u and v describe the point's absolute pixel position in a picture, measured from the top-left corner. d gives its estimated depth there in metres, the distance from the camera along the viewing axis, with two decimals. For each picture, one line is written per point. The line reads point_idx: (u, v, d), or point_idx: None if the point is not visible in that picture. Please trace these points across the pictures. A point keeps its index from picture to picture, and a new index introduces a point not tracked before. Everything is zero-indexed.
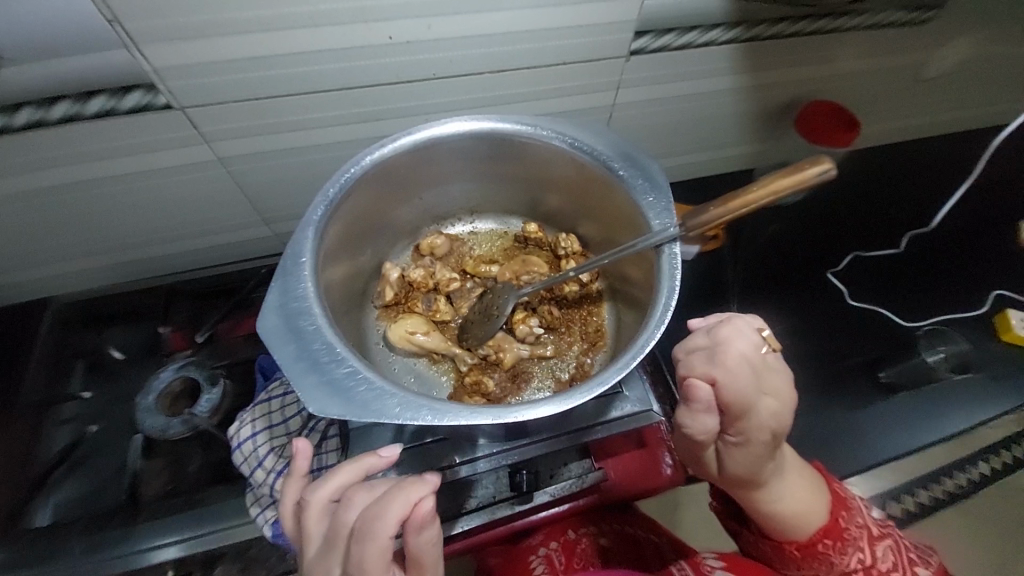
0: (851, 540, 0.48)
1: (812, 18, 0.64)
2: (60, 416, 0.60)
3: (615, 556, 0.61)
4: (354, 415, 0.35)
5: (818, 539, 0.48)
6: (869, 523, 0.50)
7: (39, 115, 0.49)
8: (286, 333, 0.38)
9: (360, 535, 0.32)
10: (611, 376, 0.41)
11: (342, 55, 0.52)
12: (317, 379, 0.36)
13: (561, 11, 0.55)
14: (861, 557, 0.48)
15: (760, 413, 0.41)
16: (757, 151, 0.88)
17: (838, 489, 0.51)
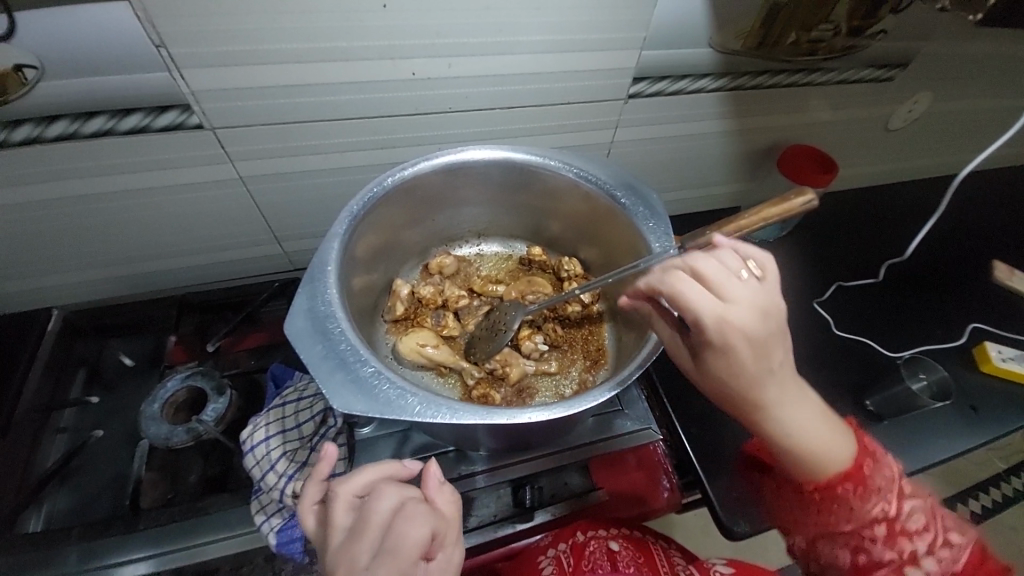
0: (876, 489, 0.46)
1: (788, 72, 0.72)
2: (59, 423, 0.59)
3: (627, 560, 0.58)
4: (378, 410, 0.37)
5: (836, 482, 0.46)
6: (898, 480, 0.47)
7: (77, 128, 0.51)
8: (312, 333, 0.40)
9: (398, 517, 0.35)
10: (630, 373, 0.45)
11: (367, 87, 0.57)
12: (343, 377, 0.38)
13: (568, 57, 0.61)
14: (886, 507, 0.45)
15: (710, 308, 0.39)
16: (742, 190, 0.95)
17: (866, 442, 0.49)
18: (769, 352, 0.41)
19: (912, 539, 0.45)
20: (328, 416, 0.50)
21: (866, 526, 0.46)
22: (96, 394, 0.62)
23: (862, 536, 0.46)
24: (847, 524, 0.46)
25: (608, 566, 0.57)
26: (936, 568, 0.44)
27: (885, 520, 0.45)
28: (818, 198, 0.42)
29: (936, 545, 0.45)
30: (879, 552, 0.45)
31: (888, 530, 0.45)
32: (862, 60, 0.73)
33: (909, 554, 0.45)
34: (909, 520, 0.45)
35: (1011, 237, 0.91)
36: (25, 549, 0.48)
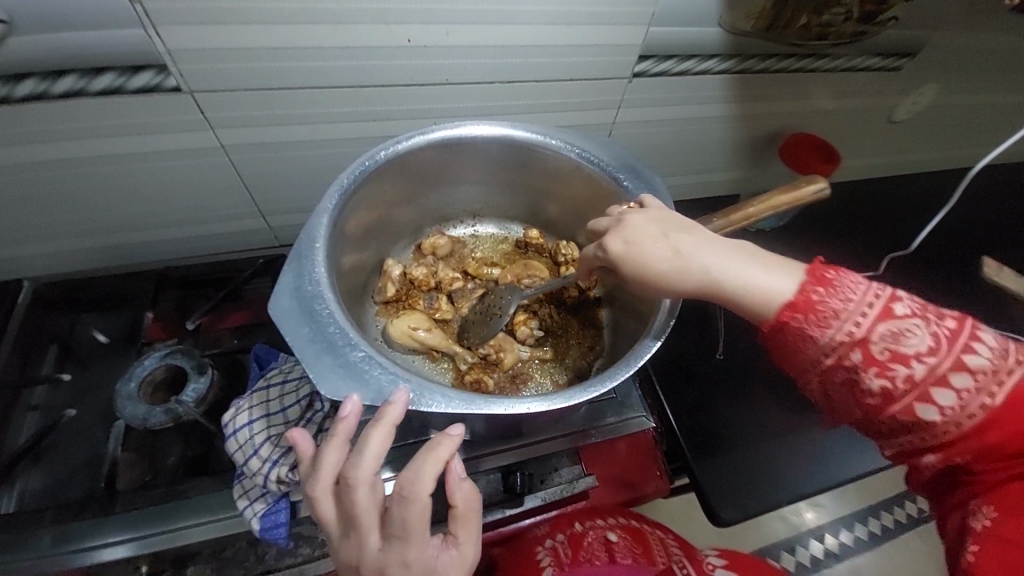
0: (833, 313, 0.39)
1: (798, 57, 0.70)
2: (30, 401, 0.56)
3: (623, 551, 0.61)
4: (369, 398, 0.35)
5: (783, 314, 0.40)
6: (872, 296, 0.39)
7: (45, 87, 0.47)
8: (299, 314, 0.38)
9: (399, 497, 0.31)
10: (648, 346, 0.44)
11: (359, 53, 0.53)
12: (332, 361, 0.36)
13: (572, 30, 0.58)
14: (849, 327, 0.39)
15: (618, 248, 0.44)
16: (742, 178, 0.93)
17: (823, 268, 0.41)
18: (681, 245, 0.43)
19: (908, 364, 0.38)
20: (314, 400, 0.48)
21: (840, 355, 0.39)
22: (68, 370, 0.59)
23: (846, 370, 0.40)
24: (822, 361, 0.40)
25: (605, 557, 0.60)
26: (953, 402, 0.37)
27: (859, 339, 0.38)
28: (829, 186, 0.44)
29: (944, 376, 0.37)
30: (869, 383, 0.39)
31: (870, 353, 0.38)
32: (873, 47, 0.71)
33: (906, 382, 0.38)
34: (896, 342, 0.38)
35: (1002, 234, 0.92)
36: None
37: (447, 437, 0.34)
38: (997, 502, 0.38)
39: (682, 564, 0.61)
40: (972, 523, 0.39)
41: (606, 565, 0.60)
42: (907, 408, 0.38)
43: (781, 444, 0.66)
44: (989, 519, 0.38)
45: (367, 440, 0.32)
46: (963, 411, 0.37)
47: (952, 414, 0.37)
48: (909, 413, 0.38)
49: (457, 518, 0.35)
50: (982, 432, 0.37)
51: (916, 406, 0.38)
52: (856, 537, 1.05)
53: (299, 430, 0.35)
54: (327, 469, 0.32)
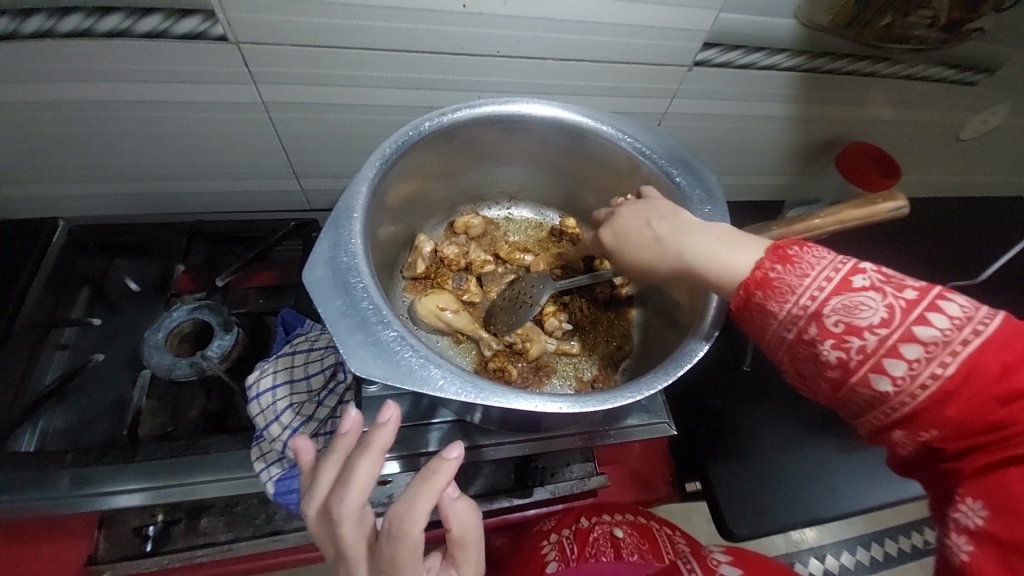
0: (789, 287, 0.37)
1: (872, 60, 0.64)
2: (59, 340, 0.57)
3: (630, 547, 0.59)
4: (395, 380, 0.34)
5: (741, 294, 0.39)
6: (830, 270, 0.36)
7: (92, 24, 0.46)
8: (333, 286, 0.37)
9: (388, 536, 0.30)
10: (697, 347, 0.43)
11: (409, 15, 0.51)
12: (364, 338, 0.35)
13: (636, 8, 0.54)
14: (804, 300, 0.36)
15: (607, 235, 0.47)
16: (789, 184, 0.89)
17: (787, 245, 0.39)
18: (661, 232, 0.44)
19: (862, 336, 0.35)
20: (338, 370, 0.48)
21: (797, 329, 0.37)
22: (99, 315, 0.60)
23: (803, 345, 0.37)
24: (779, 336, 0.38)
25: (612, 553, 0.58)
26: (907, 374, 0.34)
27: (814, 312, 0.36)
28: (907, 205, 0.41)
29: (896, 347, 0.34)
30: (824, 358, 0.36)
31: (823, 327, 0.36)
32: (959, 57, 0.65)
33: (862, 355, 0.35)
34: (850, 315, 0.35)
35: None
36: (11, 469, 0.46)
37: (442, 461, 0.31)
38: (984, 495, 0.33)
39: (687, 561, 0.59)
40: (961, 518, 0.34)
41: (612, 562, 0.58)
42: (862, 385, 0.36)
43: (800, 467, 0.64)
44: (980, 515, 0.33)
45: (356, 469, 0.31)
46: (921, 383, 0.34)
47: (908, 387, 0.34)
48: (865, 387, 0.36)
49: (454, 538, 0.34)
50: (946, 406, 0.34)
51: (870, 379, 0.35)
52: (857, 561, 1.03)
53: (301, 437, 0.34)
54: (318, 492, 0.32)
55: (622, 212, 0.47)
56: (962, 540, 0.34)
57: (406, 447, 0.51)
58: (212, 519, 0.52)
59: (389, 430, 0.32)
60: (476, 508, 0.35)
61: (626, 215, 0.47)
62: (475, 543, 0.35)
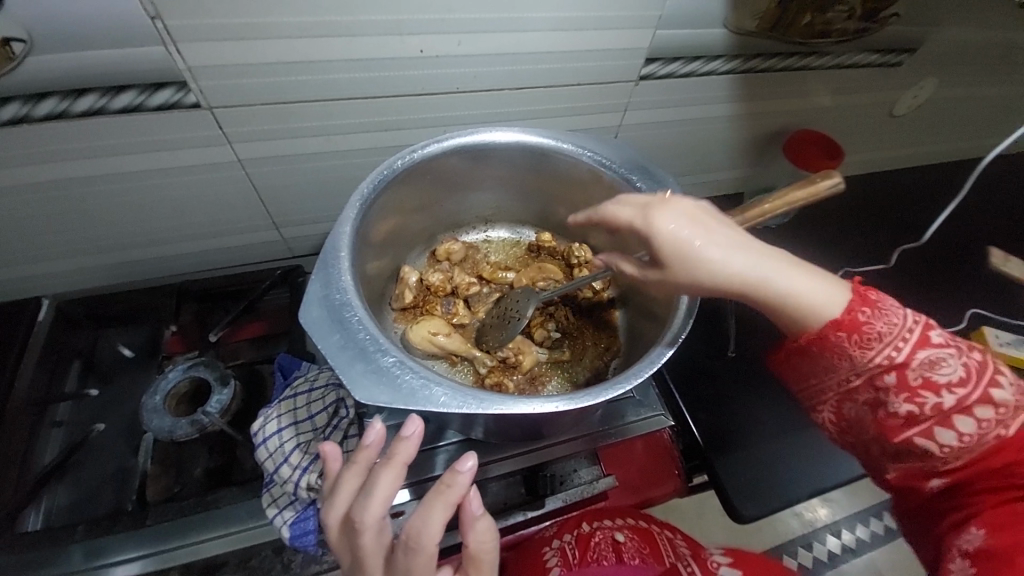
0: (877, 335, 0.41)
1: (800, 55, 0.70)
2: (53, 417, 0.57)
3: (631, 551, 0.58)
4: (401, 402, 0.35)
5: (828, 331, 0.41)
6: (911, 325, 0.41)
7: (67, 106, 0.48)
8: (329, 322, 0.38)
9: (406, 547, 0.32)
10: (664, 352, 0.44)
11: (372, 65, 0.55)
12: (365, 366, 0.36)
13: (579, 34, 0.59)
14: (890, 352, 0.40)
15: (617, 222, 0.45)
16: (747, 176, 0.94)
17: (864, 288, 0.43)
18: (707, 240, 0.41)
19: (938, 393, 0.40)
20: (340, 407, 0.48)
21: (874, 376, 0.41)
22: (92, 386, 0.60)
23: (876, 391, 0.42)
24: (851, 381, 0.43)
25: (614, 558, 0.58)
26: (971, 429, 0.40)
27: (892, 364, 0.41)
28: (844, 181, 0.43)
29: (968, 406, 0.40)
30: (897, 407, 0.41)
31: (904, 379, 0.40)
32: (878, 45, 0.71)
33: (935, 409, 0.40)
34: (931, 370, 0.40)
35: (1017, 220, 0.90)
36: (28, 547, 0.46)
37: (458, 472, 0.33)
38: (988, 523, 0.41)
39: (688, 563, 0.59)
40: (964, 543, 0.42)
41: (614, 565, 0.57)
42: (926, 431, 0.41)
43: (798, 440, 0.66)
44: (979, 540, 0.41)
45: (378, 482, 0.33)
46: (981, 438, 0.41)
47: (969, 440, 0.41)
48: (929, 436, 0.41)
49: (470, 555, 0.35)
50: (988, 458, 0.42)
51: (937, 429, 0.41)
52: (874, 532, 1.04)
53: (329, 442, 0.37)
54: (340, 499, 0.34)
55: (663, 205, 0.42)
56: (967, 565, 0.41)
57: (414, 473, 0.53)
58: None
59: (411, 445, 0.34)
60: (494, 529, 0.36)
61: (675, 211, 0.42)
62: (488, 562, 0.36)
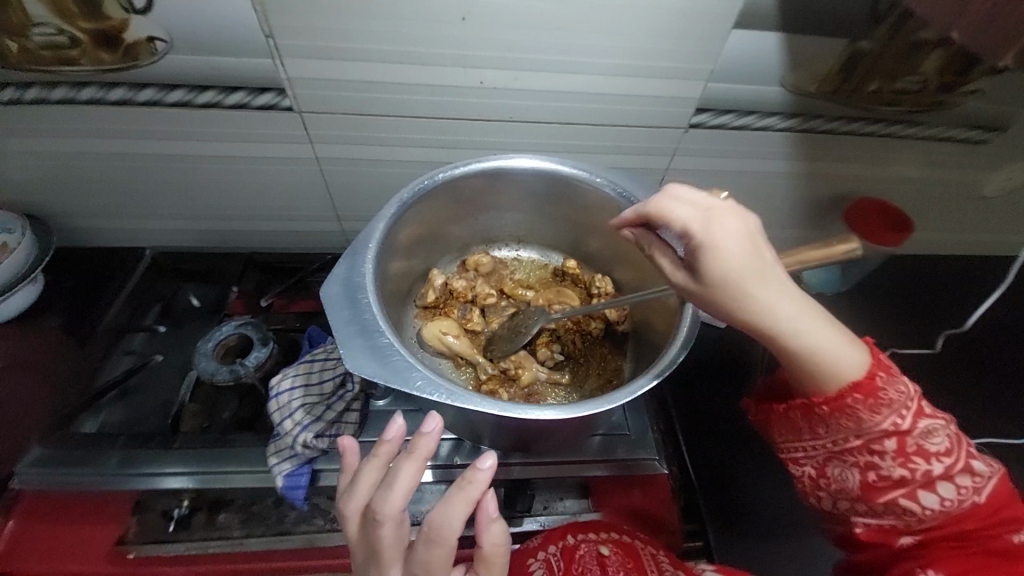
0: (888, 401, 0.39)
1: (867, 121, 0.68)
2: (127, 347, 0.69)
3: (617, 566, 0.53)
4: (384, 378, 0.38)
5: (845, 393, 0.39)
6: (913, 393, 0.39)
7: (190, 97, 0.61)
8: (343, 300, 0.42)
9: (429, 539, 0.35)
10: (647, 381, 0.44)
11: (437, 90, 0.62)
12: (363, 342, 0.39)
13: (630, 80, 0.63)
14: (896, 421, 0.39)
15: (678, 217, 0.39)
16: (805, 238, 0.90)
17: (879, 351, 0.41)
18: (753, 260, 0.38)
19: (927, 460, 0.39)
20: (348, 380, 0.53)
21: (874, 439, 0.39)
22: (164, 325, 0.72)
23: (871, 454, 0.39)
24: (849, 441, 0.40)
25: (598, 571, 0.52)
26: (953, 496, 0.39)
27: (894, 432, 0.39)
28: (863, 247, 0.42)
29: (950, 475, 0.39)
30: (889, 470, 0.39)
31: (902, 445, 0.39)
32: (961, 119, 0.67)
33: (922, 475, 0.39)
34: (925, 439, 0.39)
35: None
36: (75, 446, 0.56)
37: (478, 470, 0.35)
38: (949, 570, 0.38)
39: None
40: None
41: None
42: (912, 493, 0.39)
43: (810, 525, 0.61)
44: None
45: (398, 476, 0.35)
46: (959, 506, 0.39)
47: (948, 508, 0.39)
48: (912, 498, 0.39)
49: (482, 557, 0.37)
50: (962, 520, 0.39)
51: (919, 492, 0.39)
52: None
53: (348, 437, 0.39)
54: (357, 495, 0.36)
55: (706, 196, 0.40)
56: None
57: None
58: (229, 515, 0.58)
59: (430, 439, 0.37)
60: (506, 534, 0.37)
61: (716, 203, 0.39)
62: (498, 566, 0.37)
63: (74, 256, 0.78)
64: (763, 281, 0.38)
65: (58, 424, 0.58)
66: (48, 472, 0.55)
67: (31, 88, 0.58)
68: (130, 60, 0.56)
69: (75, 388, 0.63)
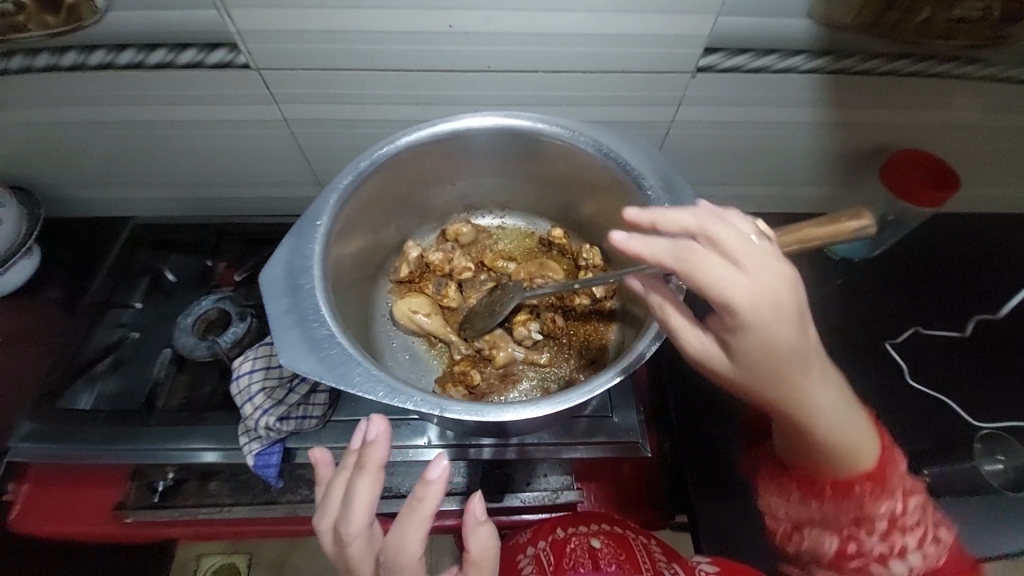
0: (888, 491, 0.48)
1: (913, 58, 0.57)
2: (116, 320, 0.67)
3: (608, 558, 0.54)
4: (319, 371, 0.38)
5: (857, 481, 0.47)
6: (909, 482, 0.49)
7: (141, 58, 0.56)
8: (283, 287, 0.41)
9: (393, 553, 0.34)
10: (611, 377, 0.42)
11: (403, 39, 0.55)
12: (299, 333, 0.39)
13: (624, 18, 0.54)
14: (892, 506, 0.47)
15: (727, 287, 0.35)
16: (830, 196, 0.80)
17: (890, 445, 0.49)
18: (793, 334, 0.37)
19: (903, 535, 0.48)
20: None
21: (870, 518, 0.48)
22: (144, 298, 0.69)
23: (854, 526, 0.49)
24: (841, 517, 0.49)
25: (590, 564, 0.53)
26: (919, 563, 0.48)
27: (888, 516, 0.48)
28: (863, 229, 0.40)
29: (915, 551, 0.48)
30: (867, 542, 0.48)
31: (883, 524, 0.48)
32: None
33: (892, 547, 0.48)
34: (902, 518, 0.48)
35: None
36: (61, 421, 0.57)
37: (426, 483, 0.33)
38: None
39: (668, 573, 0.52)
40: None
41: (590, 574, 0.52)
42: (882, 561, 0.48)
43: None
44: None
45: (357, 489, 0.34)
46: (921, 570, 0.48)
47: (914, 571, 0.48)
48: (881, 565, 0.48)
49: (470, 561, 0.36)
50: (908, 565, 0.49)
51: (890, 562, 0.48)
52: None
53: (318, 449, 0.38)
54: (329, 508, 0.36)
55: (751, 260, 0.35)
56: None
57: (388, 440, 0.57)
58: (218, 483, 0.59)
59: (382, 447, 0.35)
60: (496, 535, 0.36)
61: (765, 276, 0.35)
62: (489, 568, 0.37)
63: (62, 225, 0.77)
64: (814, 387, 0.41)
65: (44, 399, 0.59)
66: (32, 447, 0.55)
67: None
68: (74, 21, 0.51)
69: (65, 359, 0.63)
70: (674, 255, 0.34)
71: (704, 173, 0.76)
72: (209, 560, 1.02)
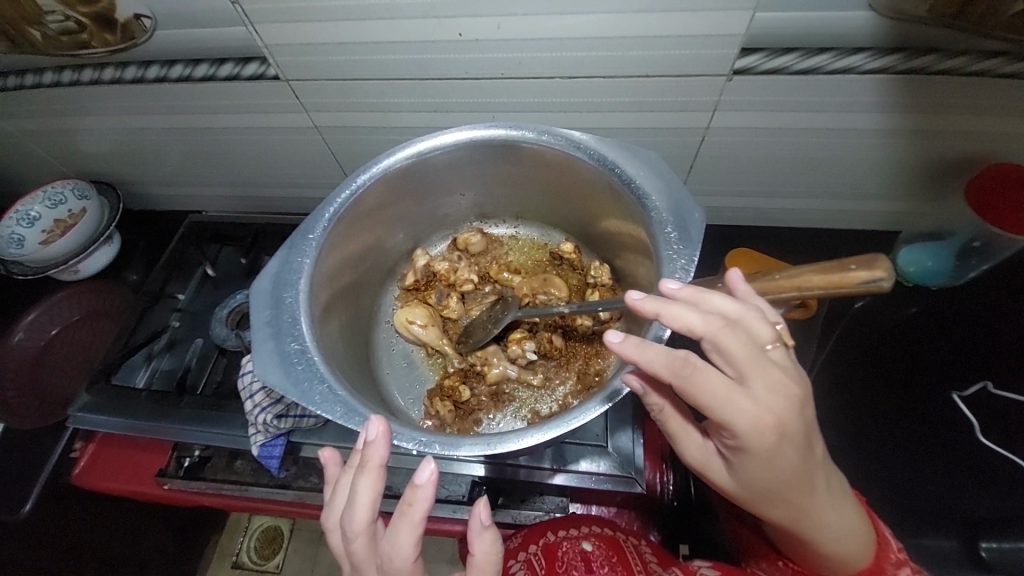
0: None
1: (1010, 57, 0.48)
2: (171, 306, 0.74)
3: (600, 562, 0.53)
4: (284, 384, 0.41)
5: None
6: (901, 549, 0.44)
7: (188, 72, 0.61)
8: (268, 299, 0.45)
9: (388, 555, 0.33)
10: (594, 406, 0.40)
11: (415, 47, 0.55)
12: (273, 347, 0.43)
13: (644, 19, 0.49)
14: None
15: (726, 407, 0.34)
16: (904, 212, 0.69)
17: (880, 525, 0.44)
18: (795, 459, 0.35)
19: None
20: None
21: None
22: (190, 288, 0.76)
23: None
24: None
25: (582, 569, 0.53)
26: None
27: None
28: (891, 277, 0.32)
29: None
30: None
31: None
32: None
33: None
34: None
35: None
36: (117, 394, 0.65)
37: (414, 487, 0.32)
38: None
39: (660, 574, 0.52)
40: None
41: None
42: None
43: None
44: None
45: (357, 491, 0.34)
46: None
47: None
48: None
49: (473, 565, 0.34)
50: None
51: None
52: None
53: (328, 446, 0.38)
54: (336, 505, 0.36)
55: (757, 378, 0.33)
56: None
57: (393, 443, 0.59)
58: (242, 463, 0.65)
59: (381, 448, 0.34)
60: (500, 541, 0.34)
61: (768, 396, 0.34)
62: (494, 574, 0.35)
63: (145, 217, 0.89)
64: (817, 499, 0.38)
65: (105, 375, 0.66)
66: (93, 416, 0.64)
67: (64, 70, 0.63)
68: (129, 39, 0.57)
69: (123, 339, 0.70)
70: (675, 353, 0.34)
71: (747, 184, 0.69)
72: (257, 521, 1.14)
